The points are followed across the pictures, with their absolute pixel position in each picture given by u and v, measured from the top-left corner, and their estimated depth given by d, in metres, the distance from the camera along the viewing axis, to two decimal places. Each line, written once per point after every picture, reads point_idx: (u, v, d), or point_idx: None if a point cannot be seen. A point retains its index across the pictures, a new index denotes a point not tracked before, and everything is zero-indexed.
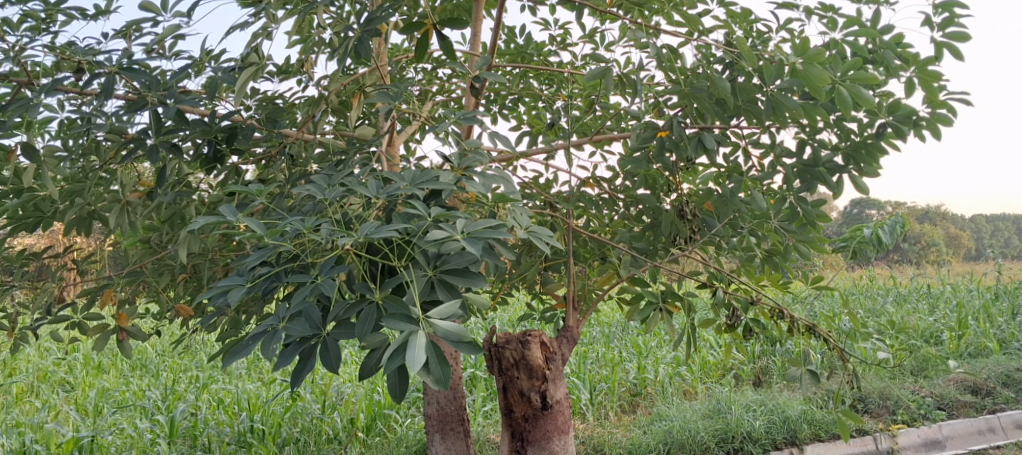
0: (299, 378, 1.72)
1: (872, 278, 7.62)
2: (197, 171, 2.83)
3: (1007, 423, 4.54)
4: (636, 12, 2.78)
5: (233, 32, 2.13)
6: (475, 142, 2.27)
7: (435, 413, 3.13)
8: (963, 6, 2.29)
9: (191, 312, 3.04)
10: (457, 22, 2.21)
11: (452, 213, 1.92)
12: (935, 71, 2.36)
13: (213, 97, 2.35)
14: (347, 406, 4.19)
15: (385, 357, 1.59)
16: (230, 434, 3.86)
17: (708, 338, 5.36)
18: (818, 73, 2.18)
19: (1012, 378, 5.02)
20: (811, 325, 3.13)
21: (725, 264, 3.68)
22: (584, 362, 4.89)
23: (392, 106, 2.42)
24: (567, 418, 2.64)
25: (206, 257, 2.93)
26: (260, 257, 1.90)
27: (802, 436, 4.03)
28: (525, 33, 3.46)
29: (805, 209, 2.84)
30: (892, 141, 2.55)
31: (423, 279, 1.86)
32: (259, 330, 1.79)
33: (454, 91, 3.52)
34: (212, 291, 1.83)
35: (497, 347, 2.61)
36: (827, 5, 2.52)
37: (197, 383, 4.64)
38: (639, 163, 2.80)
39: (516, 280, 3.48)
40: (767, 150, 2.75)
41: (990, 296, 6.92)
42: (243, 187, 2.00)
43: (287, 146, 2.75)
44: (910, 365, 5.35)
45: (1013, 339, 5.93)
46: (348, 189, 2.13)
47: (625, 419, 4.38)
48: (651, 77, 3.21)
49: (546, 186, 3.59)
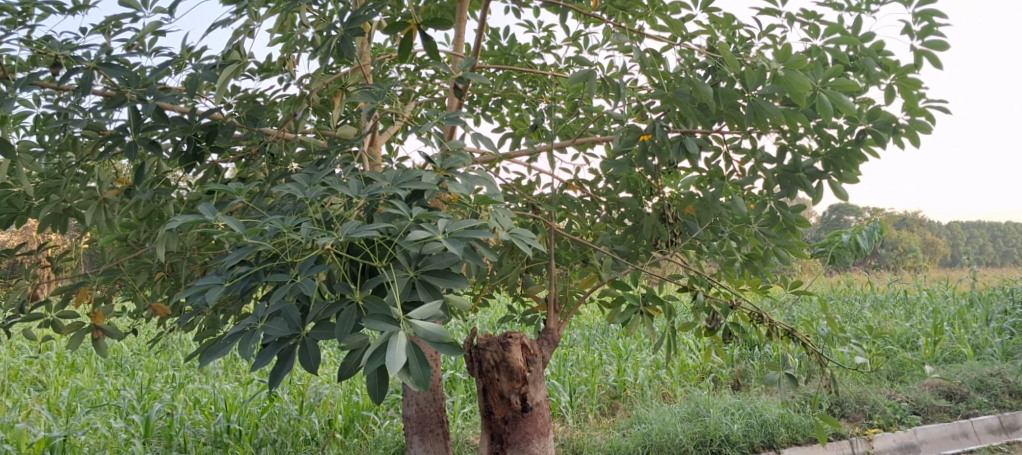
0: (276, 378, 1.70)
1: (850, 284, 7.69)
2: (176, 168, 2.80)
3: (979, 428, 4.60)
4: (619, 16, 2.79)
5: (214, 29, 2.11)
6: (458, 143, 2.26)
7: (414, 415, 3.11)
8: (942, 16, 2.32)
9: (169, 311, 3.00)
10: (441, 22, 2.21)
11: (434, 214, 1.91)
12: (915, 79, 2.39)
13: (193, 94, 2.33)
14: (325, 407, 4.16)
15: (364, 358, 1.58)
16: (207, 434, 3.83)
17: (688, 342, 5.39)
18: (799, 79, 2.20)
19: (985, 383, 5.10)
20: (789, 329, 3.15)
21: (705, 268, 3.70)
22: (564, 365, 4.90)
23: (374, 105, 2.40)
24: (546, 420, 2.64)
25: (184, 255, 2.90)
26: (239, 256, 1.88)
27: (779, 440, 4.06)
28: (509, 35, 3.46)
29: (785, 213, 2.90)
30: (870, 147, 2.57)
31: (404, 280, 1.86)
32: (236, 329, 1.77)
33: (437, 91, 3.51)
34: (190, 290, 1.82)
35: (478, 349, 2.60)
36: (809, 12, 2.54)
37: (173, 383, 4.59)
38: (621, 166, 2.82)
39: (497, 282, 3.48)
40: (747, 155, 2.76)
41: (965, 302, 7.01)
42: (222, 186, 1.98)
43: (268, 144, 2.73)
44: (887, 370, 5.40)
45: (986, 345, 6.02)
46: (329, 189, 2.11)
47: (605, 422, 4.38)
48: (634, 80, 3.22)
49: (528, 188, 3.59)
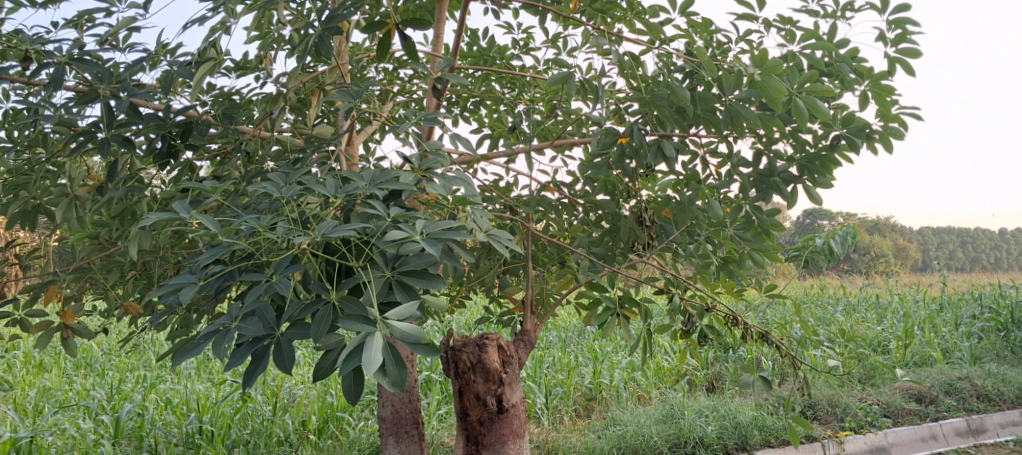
0: (250, 379, 1.69)
1: (823, 288, 7.78)
2: (149, 166, 2.76)
3: (948, 430, 4.68)
4: (598, 19, 2.80)
5: (190, 26, 2.09)
6: (436, 143, 2.26)
7: (389, 417, 3.10)
8: (915, 24, 2.35)
9: (140, 311, 2.96)
10: (420, 22, 2.20)
11: (411, 214, 1.91)
12: (888, 86, 2.42)
13: (168, 91, 2.31)
14: (299, 408, 4.12)
15: (340, 358, 1.57)
16: (178, 435, 3.78)
17: (663, 344, 5.42)
18: (776, 84, 2.22)
19: (954, 386, 5.18)
20: (763, 332, 3.18)
21: (681, 270, 3.72)
22: (540, 367, 4.90)
23: (352, 105, 2.39)
24: (522, 421, 2.64)
25: (157, 254, 2.87)
26: (213, 255, 1.86)
27: (752, 442, 4.09)
28: (488, 36, 3.46)
29: (760, 218, 2.93)
30: (844, 153, 2.60)
31: (381, 280, 1.84)
32: (210, 329, 1.75)
33: (415, 91, 3.49)
34: (163, 289, 1.79)
35: (454, 350, 2.59)
36: (785, 18, 2.57)
37: (144, 383, 4.53)
38: (599, 168, 2.83)
39: (474, 283, 3.48)
40: (724, 159, 2.78)
41: (935, 307, 7.12)
42: (197, 184, 1.95)
43: (244, 142, 2.70)
44: (858, 373, 5.46)
45: (955, 348, 6.12)
46: (306, 188, 2.10)
47: (580, 424, 4.39)
48: (612, 84, 3.23)
49: (506, 189, 3.59)
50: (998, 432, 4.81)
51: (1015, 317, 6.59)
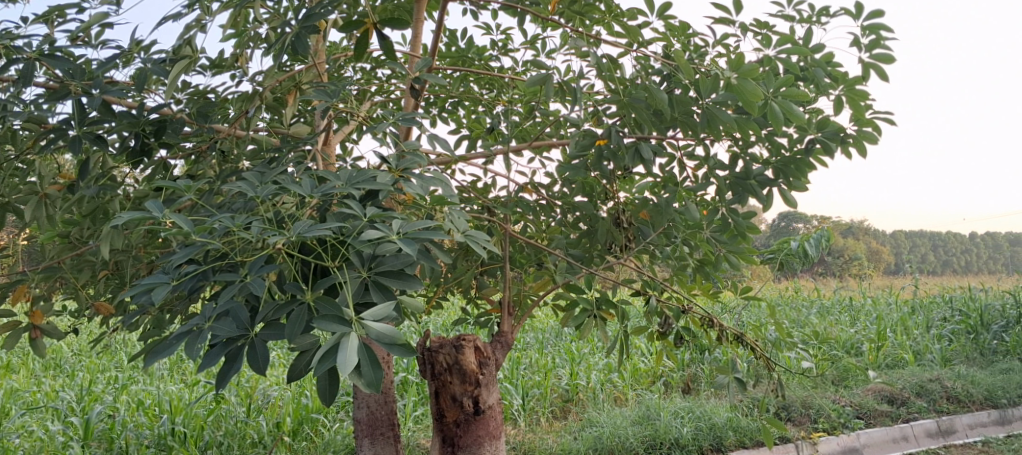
0: (223, 380, 1.67)
1: (797, 290, 7.85)
2: (122, 164, 2.73)
3: (918, 431, 4.75)
4: (577, 20, 2.80)
5: (165, 23, 2.07)
6: (413, 143, 2.25)
7: (365, 418, 3.08)
8: (888, 30, 2.38)
9: (112, 311, 2.92)
10: (398, 22, 2.19)
11: (388, 214, 1.90)
12: (862, 91, 2.45)
13: (141, 89, 2.28)
14: (273, 410, 4.08)
15: (315, 359, 1.56)
16: (150, 436, 3.74)
17: (639, 345, 5.45)
18: (751, 88, 2.23)
19: (925, 388, 5.25)
20: (739, 334, 3.20)
21: (658, 272, 3.74)
22: (517, 368, 4.90)
23: (329, 104, 2.37)
24: (498, 423, 2.63)
25: (129, 253, 2.83)
26: (186, 254, 1.84)
27: (727, 443, 4.11)
28: (467, 37, 3.45)
29: (736, 220, 2.95)
30: (818, 157, 2.63)
31: (357, 281, 1.83)
32: (183, 329, 1.73)
33: (393, 91, 3.48)
34: (135, 289, 1.77)
35: (431, 351, 2.59)
36: (761, 22, 2.59)
37: (115, 384, 4.47)
38: (577, 170, 2.83)
39: (451, 284, 3.47)
40: (700, 162, 2.80)
41: (907, 309, 7.21)
42: (170, 182, 1.93)
43: (219, 141, 2.67)
44: (831, 375, 5.51)
45: (927, 350, 6.20)
46: (281, 187, 2.08)
47: (557, 425, 4.39)
48: (591, 85, 3.24)
49: (484, 190, 3.58)
50: (967, 433, 4.89)
51: (985, 319, 6.67)
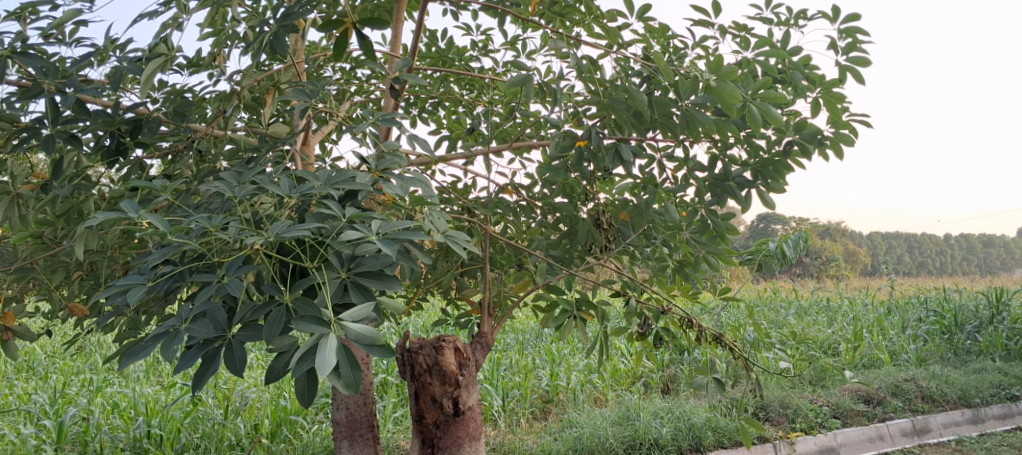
0: (200, 382, 1.65)
1: (775, 291, 7.91)
2: (97, 164, 2.69)
3: (894, 431, 4.80)
4: (557, 22, 2.80)
5: (141, 21, 2.06)
6: (393, 144, 2.24)
7: (344, 419, 3.06)
8: (865, 33, 2.40)
9: (86, 312, 2.89)
10: (377, 21, 2.18)
11: (367, 214, 1.89)
12: (839, 93, 2.47)
13: (117, 87, 2.26)
14: (251, 412, 4.04)
15: (293, 360, 1.55)
16: (125, 439, 3.70)
17: (619, 346, 5.47)
18: (730, 90, 2.24)
19: (900, 388, 5.31)
20: (718, 334, 3.21)
21: (638, 273, 3.75)
22: (497, 369, 4.89)
23: (308, 104, 2.36)
24: (478, 424, 2.63)
25: (104, 254, 2.79)
26: (162, 255, 1.82)
27: (706, 443, 4.12)
28: (447, 37, 3.44)
29: (714, 221, 2.97)
30: (796, 159, 2.65)
31: (336, 281, 1.82)
32: (159, 331, 1.71)
33: (373, 92, 3.46)
34: (109, 290, 1.75)
35: (411, 352, 2.58)
36: (740, 25, 2.61)
37: (90, 387, 4.41)
38: (557, 171, 2.83)
39: (431, 285, 3.46)
40: (680, 163, 2.81)
41: (883, 310, 7.30)
42: (146, 182, 1.91)
43: (196, 140, 2.64)
44: (809, 375, 5.56)
45: (902, 351, 6.27)
46: (259, 188, 2.06)
47: (537, 425, 4.40)
48: (571, 86, 3.24)
49: (464, 191, 3.57)
50: (941, 432, 4.95)
51: (958, 320, 6.84)
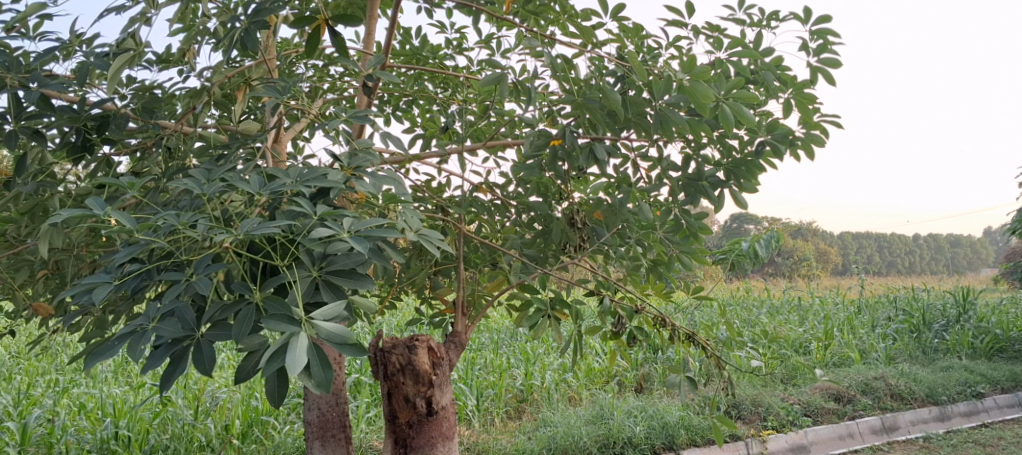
0: (168, 381, 1.62)
1: (748, 290, 7.98)
2: (62, 161, 2.64)
3: (864, 428, 4.85)
4: (532, 20, 2.79)
5: (107, 15, 2.03)
6: (365, 142, 2.22)
7: (315, 420, 3.03)
8: (836, 35, 2.42)
9: (51, 312, 2.85)
10: (350, 18, 2.15)
11: (339, 212, 1.86)
12: (810, 94, 2.49)
13: (83, 82, 2.22)
14: (222, 412, 4.00)
15: (263, 359, 1.53)
16: (92, 441, 3.64)
17: (594, 345, 5.49)
18: (703, 90, 2.25)
19: (870, 386, 5.37)
20: (691, 333, 3.22)
21: (612, 272, 3.76)
22: (471, 369, 4.88)
23: (279, 101, 2.33)
24: (451, 424, 2.62)
25: (70, 253, 2.73)
26: (129, 253, 1.79)
27: (679, 441, 4.14)
28: (421, 35, 3.43)
29: (687, 221, 2.99)
30: (768, 159, 2.66)
31: (307, 280, 1.80)
32: (126, 330, 1.67)
33: (346, 89, 3.44)
34: (74, 288, 1.72)
35: (383, 351, 2.56)
36: (713, 25, 2.62)
37: (56, 388, 4.33)
38: (532, 170, 2.83)
39: (404, 284, 3.44)
40: (654, 163, 2.81)
41: (854, 309, 7.38)
42: (112, 179, 1.88)
43: (164, 137, 2.60)
44: (781, 374, 5.61)
45: (872, 349, 6.35)
46: (229, 185, 2.03)
47: (511, 425, 4.40)
48: (545, 85, 3.24)
49: (438, 190, 3.56)
50: (909, 429, 5.01)
51: (926, 319, 6.95)
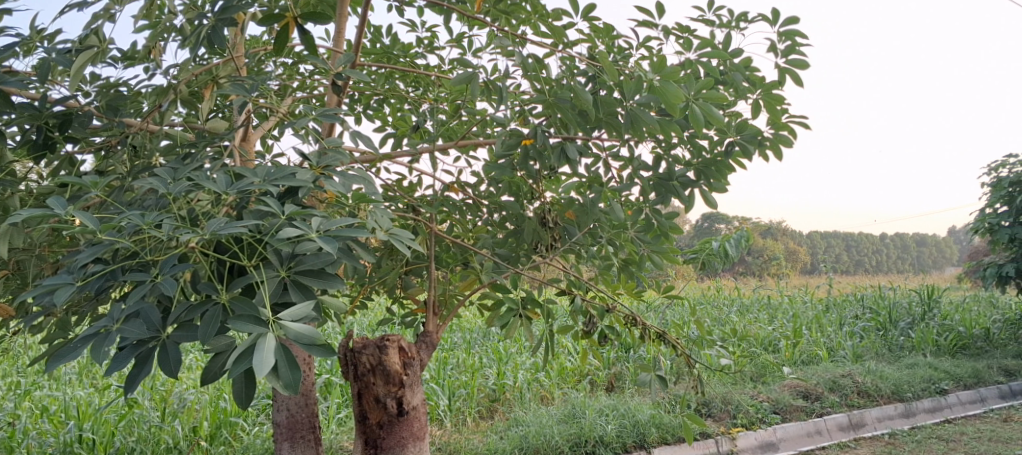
0: (133, 384, 1.59)
1: (718, 289, 8.04)
2: (23, 159, 2.58)
3: (831, 425, 4.92)
4: (503, 20, 2.78)
5: (69, 11, 1.99)
6: (335, 141, 2.19)
7: (284, 421, 2.99)
8: (804, 36, 2.44)
9: (11, 313, 2.78)
10: (318, 16, 2.13)
11: (308, 212, 1.84)
12: (779, 95, 2.51)
13: (44, 79, 2.18)
14: (190, 414, 3.95)
15: (230, 360, 1.50)
16: (55, 444, 3.58)
17: (566, 345, 5.51)
18: (673, 90, 2.25)
19: (837, 384, 5.44)
20: (662, 332, 3.23)
21: (583, 271, 3.76)
22: (443, 369, 4.86)
23: (246, 99, 2.30)
24: (422, 424, 2.60)
25: (31, 252, 2.67)
26: (92, 254, 1.75)
27: (650, 439, 4.16)
28: (392, 34, 3.41)
29: (658, 221, 3.00)
30: (738, 159, 2.68)
31: (275, 281, 1.77)
32: (89, 331, 1.64)
33: (317, 88, 3.41)
34: (35, 289, 1.68)
35: (354, 352, 2.54)
36: (683, 26, 2.63)
37: (18, 390, 4.25)
38: (503, 169, 2.82)
39: (376, 284, 3.41)
40: (625, 162, 2.81)
41: (822, 308, 7.47)
42: (75, 177, 1.85)
43: (130, 135, 2.55)
44: (750, 372, 5.68)
45: (840, 347, 6.43)
46: (195, 184, 2.00)
47: (483, 425, 4.39)
48: (517, 85, 3.24)
49: (410, 190, 3.54)
50: (876, 425, 5.09)
51: (892, 317, 7.07)
